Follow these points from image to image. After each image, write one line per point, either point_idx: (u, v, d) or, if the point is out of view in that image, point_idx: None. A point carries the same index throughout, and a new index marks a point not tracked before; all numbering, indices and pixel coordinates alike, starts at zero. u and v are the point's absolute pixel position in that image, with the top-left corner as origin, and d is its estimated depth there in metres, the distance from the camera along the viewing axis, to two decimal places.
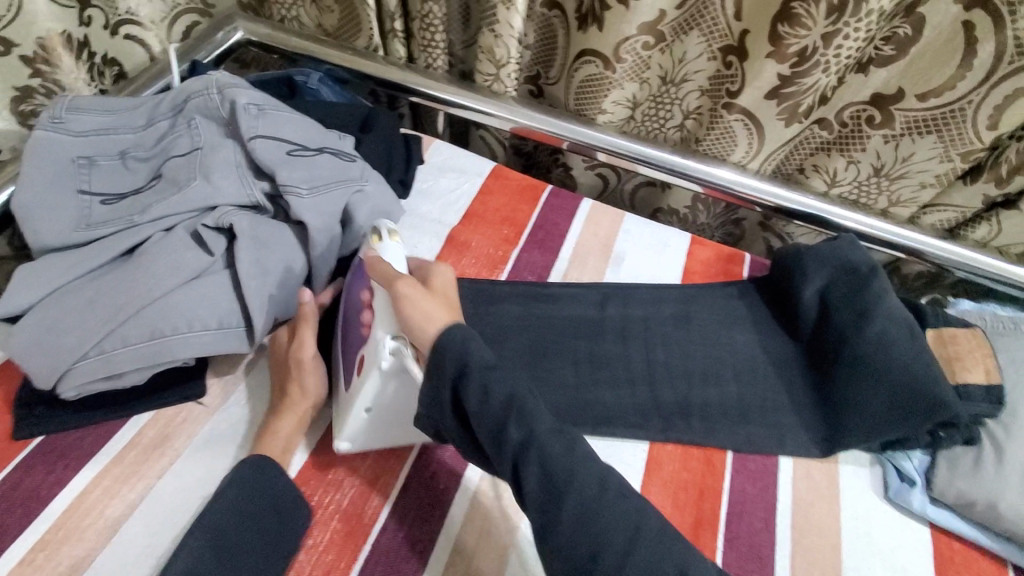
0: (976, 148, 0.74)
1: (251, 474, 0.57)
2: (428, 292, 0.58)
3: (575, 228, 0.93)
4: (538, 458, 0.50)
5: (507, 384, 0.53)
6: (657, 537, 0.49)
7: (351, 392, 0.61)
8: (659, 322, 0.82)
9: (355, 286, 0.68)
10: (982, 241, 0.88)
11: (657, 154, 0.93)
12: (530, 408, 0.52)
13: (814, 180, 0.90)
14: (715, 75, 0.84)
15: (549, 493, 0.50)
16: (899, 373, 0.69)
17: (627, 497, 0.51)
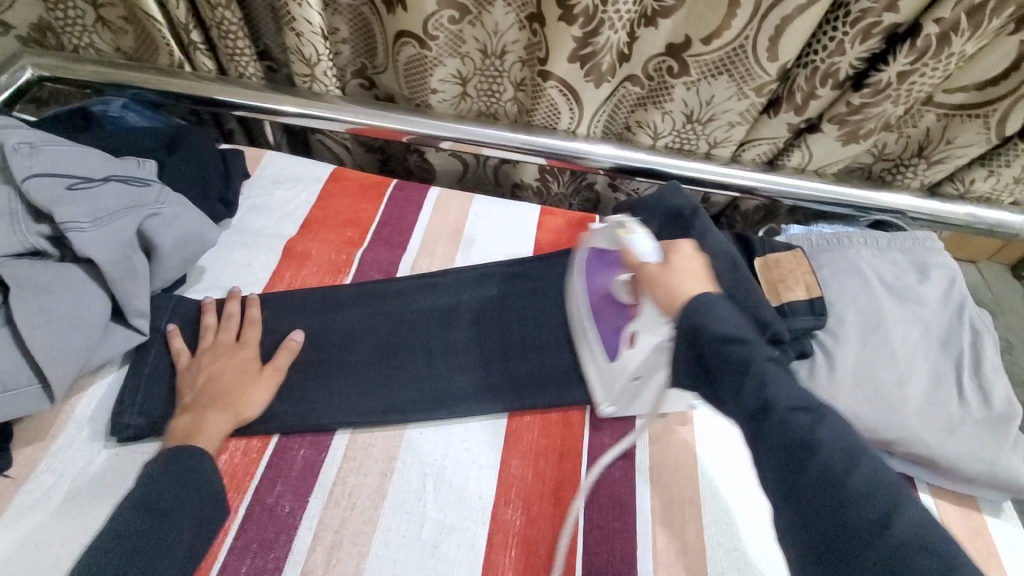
0: (766, 81, 0.78)
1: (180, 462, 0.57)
2: (657, 270, 0.60)
3: (423, 218, 0.91)
4: (777, 420, 0.46)
5: (749, 350, 0.49)
6: (912, 530, 0.41)
7: (620, 363, 0.67)
8: (515, 297, 0.82)
9: (600, 273, 0.75)
10: (800, 168, 0.93)
11: (494, 134, 0.93)
12: (750, 374, 0.48)
13: (641, 137, 0.93)
14: (528, 44, 0.86)
15: (788, 462, 0.45)
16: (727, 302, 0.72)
17: (880, 484, 0.43)
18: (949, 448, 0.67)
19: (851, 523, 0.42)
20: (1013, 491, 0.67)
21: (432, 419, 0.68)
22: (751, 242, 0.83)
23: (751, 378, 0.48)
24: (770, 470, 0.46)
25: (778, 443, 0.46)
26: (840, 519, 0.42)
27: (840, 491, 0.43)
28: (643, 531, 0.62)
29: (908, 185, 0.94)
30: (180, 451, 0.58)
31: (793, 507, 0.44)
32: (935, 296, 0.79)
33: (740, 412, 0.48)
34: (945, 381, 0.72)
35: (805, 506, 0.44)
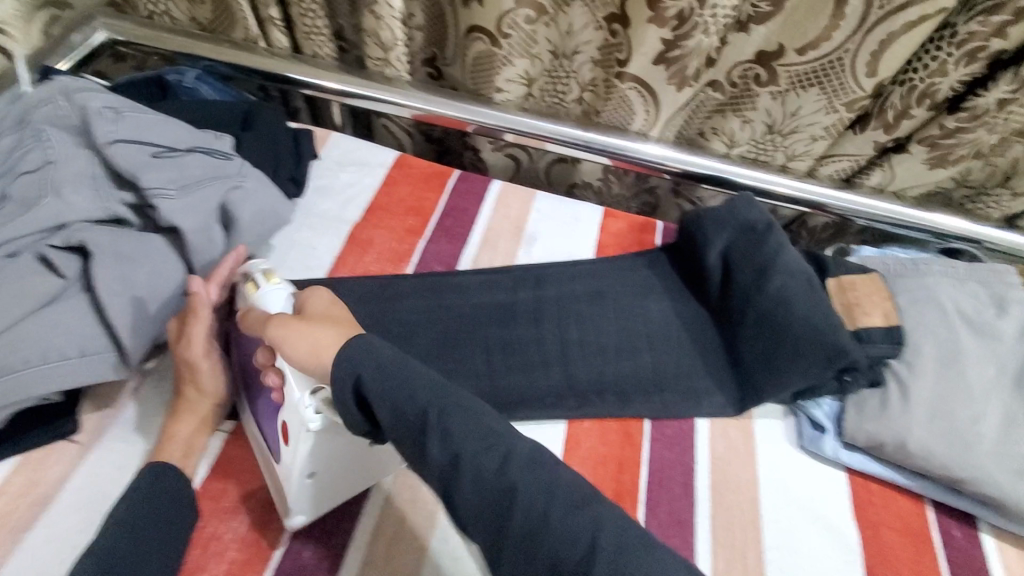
0: (859, 97, 0.75)
1: (146, 488, 0.53)
2: (307, 317, 0.55)
3: (485, 212, 0.91)
4: (466, 473, 0.45)
5: (435, 391, 0.48)
6: (616, 553, 0.41)
7: (285, 467, 0.56)
8: (574, 299, 0.82)
9: (247, 341, 0.63)
10: (879, 187, 0.90)
11: (563, 130, 0.91)
12: (467, 421, 0.47)
13: (715, 144, 0.90)
14: (604, 44, 0.84)
15: (498, 506, 0.44)
16: (800, 324, 0.71)
17: (535, 508, 0.43)
18: (1022, 493, 0.65)
19: (564, 558, 0.41)
20: None
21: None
22: (825, 262, 0.80)
23: (432, 432, 0.46)
24: (475, 518, 0.45)
25: (475, 495, 0.45)
26: (548, 561, 0.42)
27: (582, 517, 0.43)
28: (700, 550, 0.63)
29: (989, 216, 0.91)
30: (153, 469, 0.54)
31: (502, 548, 0.43)
32: (1015, 334, 0.76)
33: (472, 470, 0.45)
34: (1020, 422, 0.69)
35: (518, 556, 0.42)
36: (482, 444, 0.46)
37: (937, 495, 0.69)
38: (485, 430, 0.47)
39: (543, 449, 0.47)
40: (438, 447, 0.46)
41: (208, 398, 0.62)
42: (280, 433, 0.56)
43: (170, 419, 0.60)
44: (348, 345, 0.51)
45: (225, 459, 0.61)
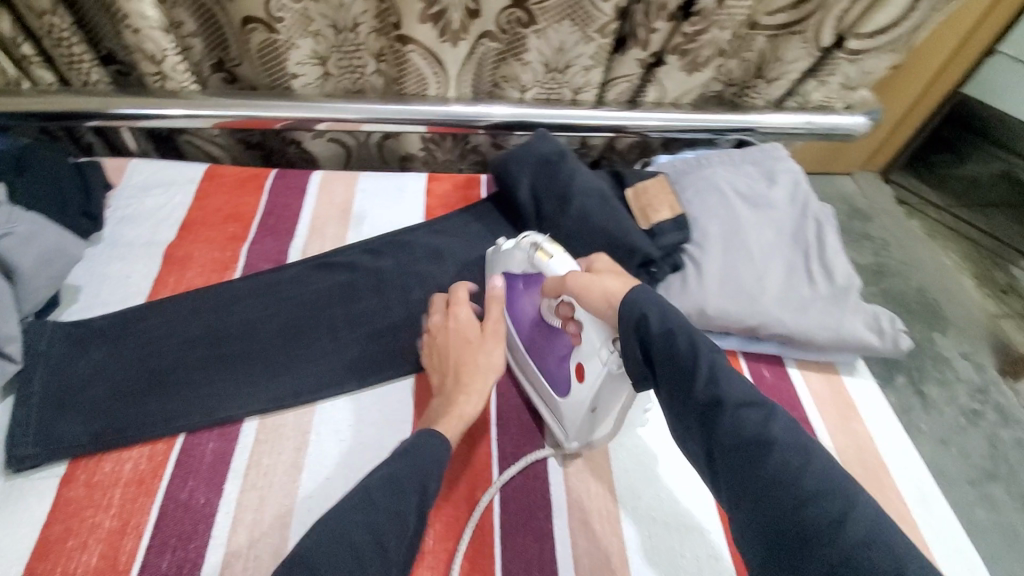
0: (605, 22, 0.85)
1: (422, 444, 0.58)
2: (604, 270, 0.62)
3: (309, 203, 0.92)
4: (728, 413, 0.48)
5: (697, 334, 0.52)
6: (870, 523, 0.42)
7: (573, 399, 0.65)
8: (411, 260, 0.84)
9: (523, 302, 0.72)
10: (658, 102, 1.00)
11: (371, 108, 0.93)
12: (731, 374, 0.50)
13: (509, 91, 0.97)
14: (378, 13, 0.87)
15: (757, 449, 0.46)
16: (601, 235, 0.79)
17: (819, 472, 0.45)
18: (802, 323, 0.76)
19: (808, 508, 0.43)
20: (867, 351, 0.77)
21: (342, 391, 0.70)
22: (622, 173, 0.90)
23: (699, 376, 0.49)
24: (727, 452, 0.47)
25: (727, 443, 0.47)
26: (793, 515, 0.43)
27: (794, 485, 0.44)
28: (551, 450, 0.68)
29: (756, 104, 1.04)
30: (419, 436, 0.59)
31: (741, 487, 0.46)
32: (782, 198, 0.88)
33: (701, 405, 0.49)
34: (797, 270, 0.81)
35: (757, 501, 0.45)
36: (746, 392, 0.49)
37: (743, 347, 0.80)
38: (741, 380, 0.50)
39: (789, 417, 0.49)
40: (704, 383, 0.49)
41: (494, 364, 0.69)
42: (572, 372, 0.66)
43: (455, 382, 0.67)
44: (637, 291, 0.56)
45: (62, 502, 0.59)
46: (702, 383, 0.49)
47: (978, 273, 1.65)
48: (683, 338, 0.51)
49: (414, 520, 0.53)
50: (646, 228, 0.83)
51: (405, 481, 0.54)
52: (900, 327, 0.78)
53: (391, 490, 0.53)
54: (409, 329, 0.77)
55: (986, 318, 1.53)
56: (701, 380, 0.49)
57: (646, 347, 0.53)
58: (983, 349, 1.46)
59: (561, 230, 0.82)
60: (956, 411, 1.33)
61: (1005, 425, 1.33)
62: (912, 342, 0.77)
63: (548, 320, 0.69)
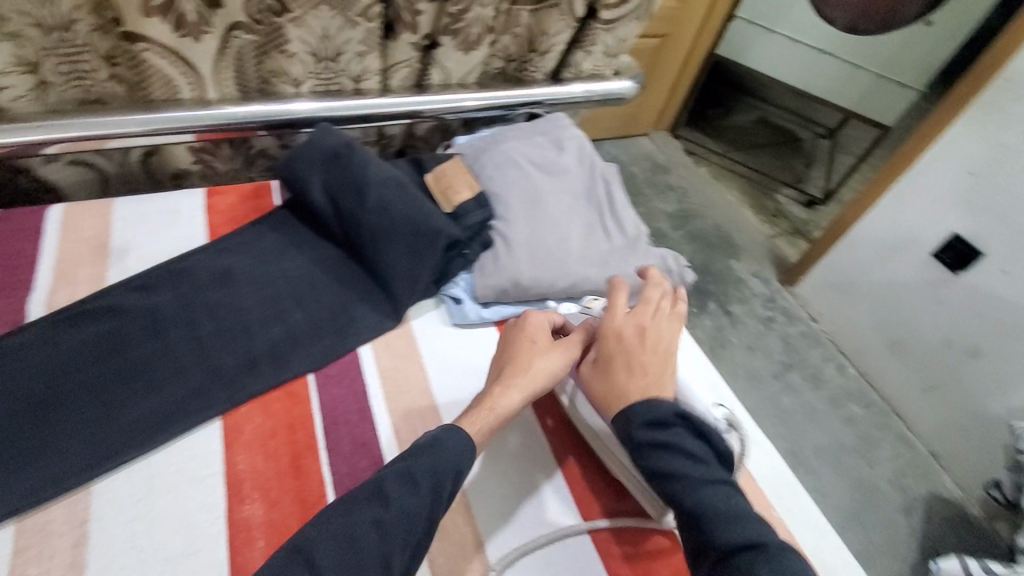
0: (365, 3, 0.80)
1: (461, 444, 0.58)
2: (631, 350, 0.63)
3: (49, 246, 0.75)
4: (705, 556, 0.52)
5: (685, 478, 0.54)
6: None
7: None
8: (197, 288, 0.73)
9: None
10: (445, 83, 0.99)
11: (111, 122, 0.78)
12: (722, 517, 0.52)
13: (281, 86, 0.89)
14: (98, 7, 0.74)
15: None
16: (403, 225, 0.77)
17: None
18: (605, 275, 0.83)
19: None
20: (662, 289, 0.86)
21: (125, 462, 0.59)
22: (421, 159, 0.87)
23: (682, 517, 0.54)
24: None
25: None
26: None
27: None
28: (389, 458, 0.65)
29: (538, 78, 1.09)
30: (449, 431, 0.58)
31: None
32: (573, 163, 0.94)
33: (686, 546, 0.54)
34: (595, 227, 0.88)
35: None
36: (742, 531, 0.51)
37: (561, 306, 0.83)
38: (733, 519, 0.52)
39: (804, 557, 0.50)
40: (686, 520, 0.53)
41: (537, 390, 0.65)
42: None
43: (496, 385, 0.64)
44: (640, 407, 0.58)
45: None
46: (689, 520, 0.53)
47: (754, 204, 1.95)
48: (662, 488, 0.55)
49: (418, 528, 0.53)
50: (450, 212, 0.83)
51: (427, 488, 0.54)
52: (684, 264, 0.89)
53: (406, 492, 0.54)
54: (206, 367, 0.67)
55: (765, 240, 1.82)
56: (687, 515, 0.53)
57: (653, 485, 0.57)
58: (764, 263, 1.72)
59: (365, 227, 0.78)
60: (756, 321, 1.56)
61: (791, 324, 1.56)
62: (694, 275, 0.88)
63: None
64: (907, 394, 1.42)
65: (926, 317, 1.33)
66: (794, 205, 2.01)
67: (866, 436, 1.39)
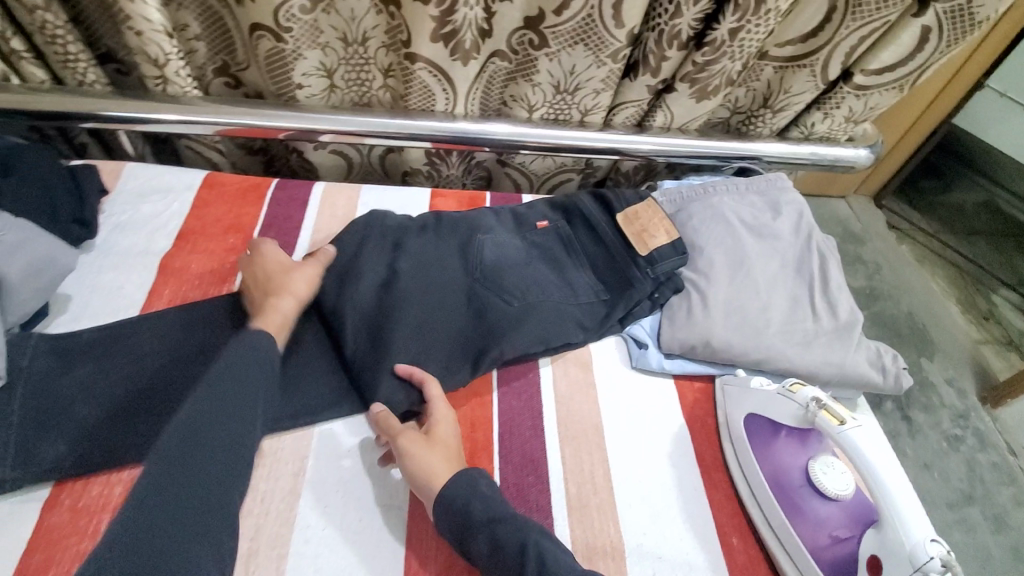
0: (618, 48, 0.84)
1: (244, 368, 0.59)
2: (433, 442, 0.63)
3: (310, 216, 0.89)
4: None
5: (517, 529, 0.57)
6: None
7: None
8: None
9: (789, 468, 0.67)
10: (665, 127, 1.01)
11: (378, 122, 0.92)
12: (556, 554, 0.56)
13: (517, 110, 0.97)
14: (389, 28, 0.86)
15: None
16: (564, 282, 0.80)
17: None
18: (805, 357, 0.76)
19: None
20: (868, 388, 0.77)
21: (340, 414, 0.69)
22: (608, 199, 0.85)
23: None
24: None
25: None
26: None
27: None
28: (554, 480, 0.67)
29: (761, 133, 1.05)
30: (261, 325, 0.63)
31: None
32: (788, 230, 0.89)
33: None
34: (801, 302, 0.82)
35: None
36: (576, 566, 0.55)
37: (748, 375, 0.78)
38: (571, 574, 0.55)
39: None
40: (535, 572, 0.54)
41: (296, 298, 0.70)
42: (860, 560, 0.59)
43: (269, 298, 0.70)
44: (455, 478, 0.60)
45: (45, 528, 0.57)
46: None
47: (962, 299, 1.68)
48: (511, 547, 0.56)
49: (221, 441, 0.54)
50: (645, 257, 0.80)
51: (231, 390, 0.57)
52: (901, 366, 0.79)
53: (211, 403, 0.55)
54: None
55: (970, 345, 1.56)
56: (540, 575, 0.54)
57: (474, 546, 0.57)
58: (965, 374, 1.49)
59: (559, 272, 0.81)
60: (939, 436, 1.36)
61: (983, 450, 1.36)
62: (911, 380, 0.79)
63: (829, 494, 0.63)
64: None
65: None
66: (1013, 310, 1.69)
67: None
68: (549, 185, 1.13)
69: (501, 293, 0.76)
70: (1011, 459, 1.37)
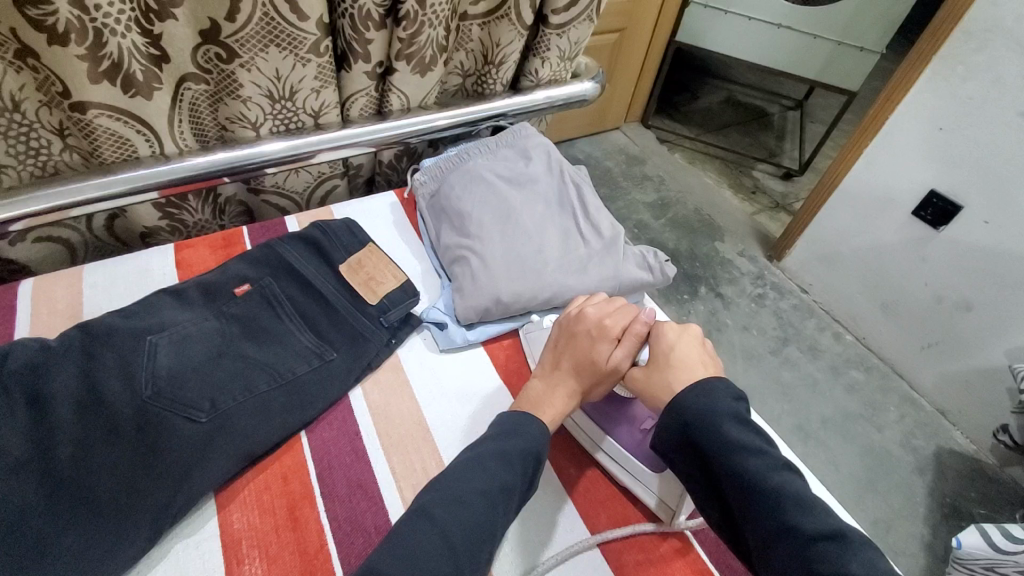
0: (313, 40, 0.81)
1: None
2: (661, 367, 0.64)
3: (22, 321, 0.74)
4: (790, 518, 0.51)
5: (762, 441, 0.56)
6: None
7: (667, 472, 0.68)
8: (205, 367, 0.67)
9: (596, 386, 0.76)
10: (405, 108, 1.00)
11: (72, 189, 0.77)
12: (788, 479, 0.53)
13: (241, 131, 0.89)
14: (39, 84, 0.73)
15: (802, 552, 0.50)
16: (279, 353, 0.71)
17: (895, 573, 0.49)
18: (586, 281, 0.82)
19: None
20: (645, 288, 0.86)
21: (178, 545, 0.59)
22: (325, 249, 0.80)
23: (768, 488, 0.52)
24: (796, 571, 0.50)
25: (776, 534, 0.51)
26: None
27: None
28: (386, 495, 0.65)
29: (497, 91, 1.08)
30: None
31: None
32: (542, 172, 0.94)
33: (758, 503, 0.53)
34: (571, 233, 0.88)
35: None
36: (827, 522, 0.51)
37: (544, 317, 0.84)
38: (796, 482, 0.54)
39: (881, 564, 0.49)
40: (768, 494, 0.52)
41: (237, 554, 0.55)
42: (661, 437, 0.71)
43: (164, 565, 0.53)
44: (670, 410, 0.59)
45: None
46: (758, 486, 0.53)
47: (732, 183, 1.97)
48: (750, 470, 0.54)
49: None
50: (375, 305, 0.78)
51: None
52: (664, 258, 0.88)
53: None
54: None
55: (747, 218, 1.85)
56: (769, 498, 0.52)
57: (732, 474, 0.54)
58: (751, 243, 1.77)
59: (263, 346, 0.72)
60: (747, 300, 1.62)
61: (783, 298, 1.65)
62: (674, 269, 0.88)
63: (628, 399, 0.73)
64: (904, 351, 1.51)
65: (916, 278, 1.42)
66: (770, 179, 2.02)
67: (872, 401, 1.47)
68: (318, 197, 1.07)
69: (180, 403, 0.63)
70: (803, 296, 1.68)
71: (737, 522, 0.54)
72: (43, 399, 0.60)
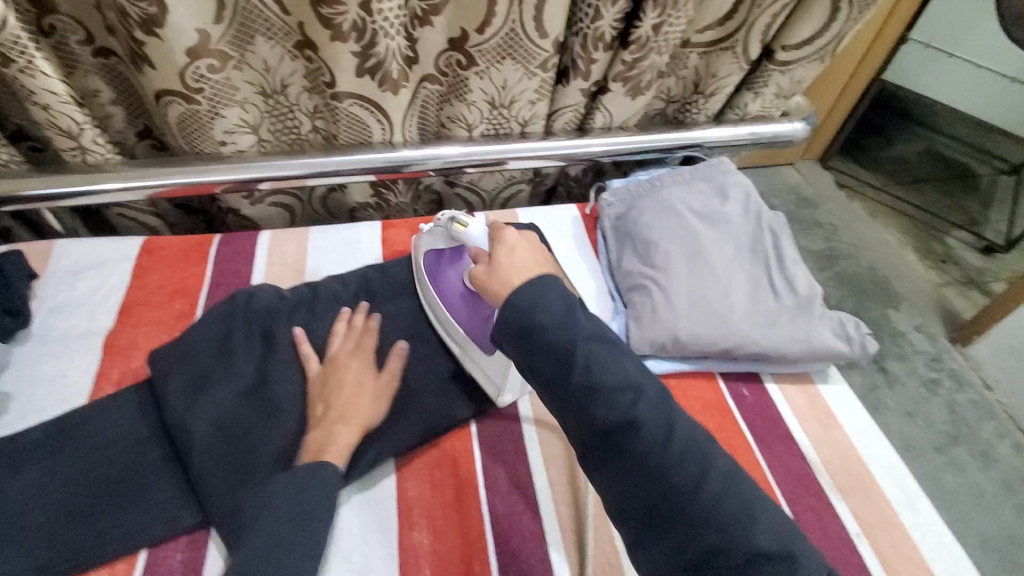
0: (545, 57, 0.84)
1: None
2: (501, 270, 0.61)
3: (260, 268, 0.86)
4: (608, 398, 0.51)
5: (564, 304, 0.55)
6: (725, 483, 0.49)
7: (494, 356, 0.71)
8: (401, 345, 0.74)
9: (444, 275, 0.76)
10: (606, 127, 1.01)
11: (315, 162, 0.89)
12: (605, 360, 0.52)
13: (457, 130, 0.96)
14: (308, 72, 0.85)
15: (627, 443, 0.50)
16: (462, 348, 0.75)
17: (703, 441, 0.51)
18: (772, 338, 0.78)
19: (692, 496, 0.48)
20: (835, 358, 0.80)
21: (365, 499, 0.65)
22: None
23: (580, 367, 0.52)
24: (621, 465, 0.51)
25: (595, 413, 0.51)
26: (707, 475, 0.49)
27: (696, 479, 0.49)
28: (543, 501, 0.68)
29: (699, 120, 1.06)
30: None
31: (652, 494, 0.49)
32: (738, 213, 0.89)
33: (584, 396, 0.52)
34: (761, 283, 0.83)
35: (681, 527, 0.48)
36: (628, 377, 0.52)
37: (721, 367, 0.81)
38: (605, 348, 0.53)
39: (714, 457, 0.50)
40: (585, 378, 0.52)
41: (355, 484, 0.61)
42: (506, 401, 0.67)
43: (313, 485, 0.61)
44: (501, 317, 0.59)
45: None
46: (570, 356, 0.52)
47: (919, 247, 1.73)
48: (560, 347, 0.53)
49: None
50: None
51: None
52: (865, 330, 0.82)
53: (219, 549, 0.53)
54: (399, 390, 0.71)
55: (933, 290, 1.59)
56: (584, 380, 0.52)
57: (549, 356, 0.53)
58: (932, 316, 1.48)
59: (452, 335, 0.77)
60: (916, 382, 1.31)
61: (959, 390, 1.31)
62: (877, 344, 0.81)
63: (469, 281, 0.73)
64: None
65: None
66: (967, 249, 1.76)
67: None
68: (501, 199, 1.13)
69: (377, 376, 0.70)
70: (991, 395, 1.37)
71: (550, 393, 0.54)
72: (275, 340, 0.71)
